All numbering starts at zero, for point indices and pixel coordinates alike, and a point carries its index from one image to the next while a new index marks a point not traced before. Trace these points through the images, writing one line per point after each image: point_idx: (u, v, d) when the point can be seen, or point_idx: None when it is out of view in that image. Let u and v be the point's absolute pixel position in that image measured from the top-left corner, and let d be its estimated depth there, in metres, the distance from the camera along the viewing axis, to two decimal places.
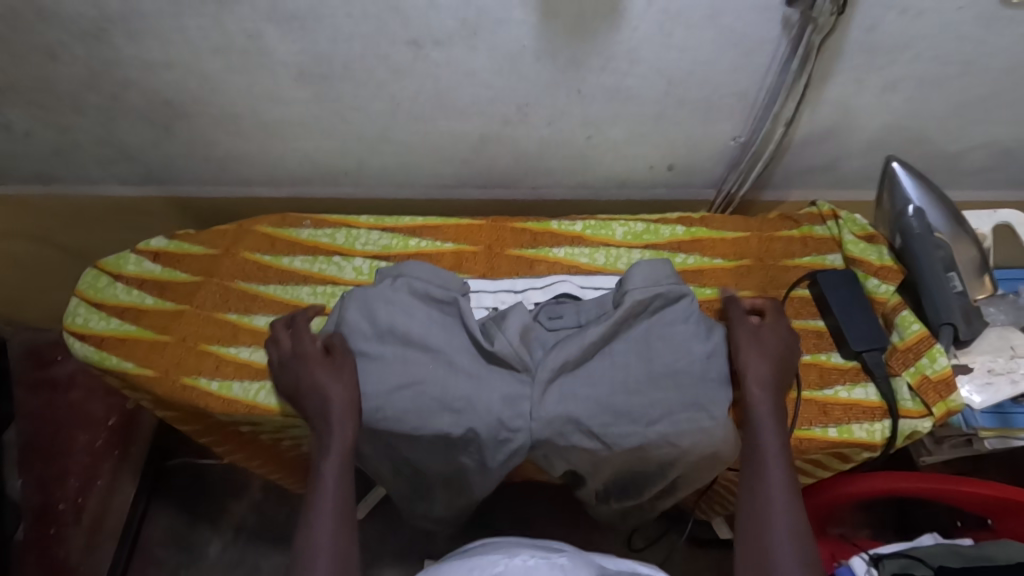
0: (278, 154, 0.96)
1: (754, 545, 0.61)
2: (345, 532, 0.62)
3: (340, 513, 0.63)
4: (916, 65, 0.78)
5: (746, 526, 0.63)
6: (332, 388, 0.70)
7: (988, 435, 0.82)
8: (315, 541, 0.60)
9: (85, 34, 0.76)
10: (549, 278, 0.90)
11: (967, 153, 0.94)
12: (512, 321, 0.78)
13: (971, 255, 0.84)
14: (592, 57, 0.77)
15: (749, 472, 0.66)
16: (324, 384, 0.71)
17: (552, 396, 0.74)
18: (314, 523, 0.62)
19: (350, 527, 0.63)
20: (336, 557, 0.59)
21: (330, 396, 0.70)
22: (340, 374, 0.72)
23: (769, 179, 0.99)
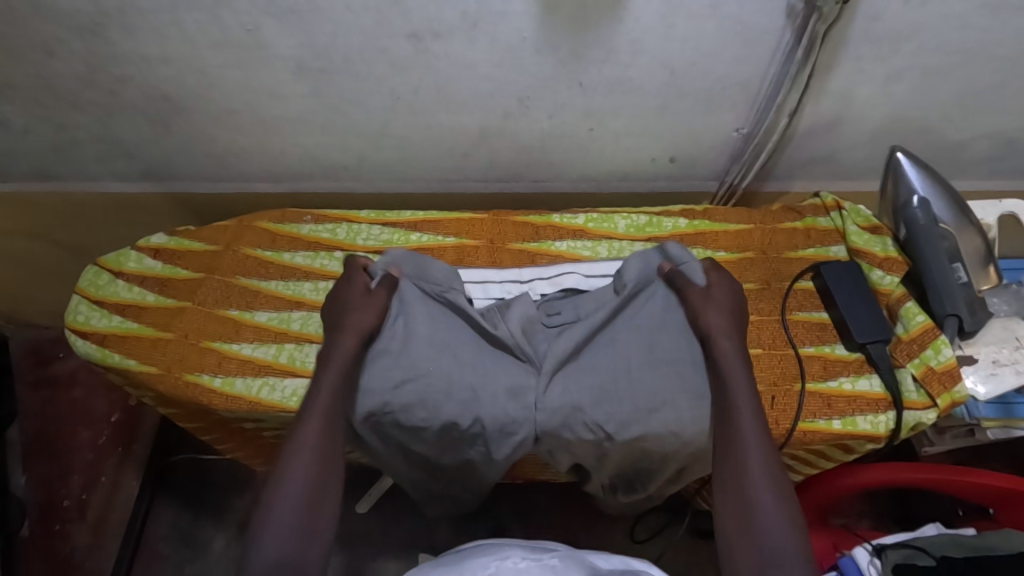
0: (277, 149, 0.95)
1: (733, 495, 0.57)
2: (334, 439, 0.62)
3: (331, 421, 0.63)
4: (921, 54, 0.77)
5: (723, 476, 0.59)
6: (350, 320, 0.72)
7: (992, 426, 0.82)
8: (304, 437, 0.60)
9: (81, 30, 0.76)
10: (557, 267, 0.89)
11: (972, 143, 0.93)
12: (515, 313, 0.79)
13: (976, 246, 0.83)
14: (594, 49, 0.76)
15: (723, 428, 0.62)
16: (346, 313, 0.72)
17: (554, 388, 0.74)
18: (304, 424, 0.62)
19: (336, 440, 0.62)
20: (318, 456, 0.59)
21: (350, 322, 0.71)
22: (359, 310, 0.73)
23: (771, 170, 0.98)
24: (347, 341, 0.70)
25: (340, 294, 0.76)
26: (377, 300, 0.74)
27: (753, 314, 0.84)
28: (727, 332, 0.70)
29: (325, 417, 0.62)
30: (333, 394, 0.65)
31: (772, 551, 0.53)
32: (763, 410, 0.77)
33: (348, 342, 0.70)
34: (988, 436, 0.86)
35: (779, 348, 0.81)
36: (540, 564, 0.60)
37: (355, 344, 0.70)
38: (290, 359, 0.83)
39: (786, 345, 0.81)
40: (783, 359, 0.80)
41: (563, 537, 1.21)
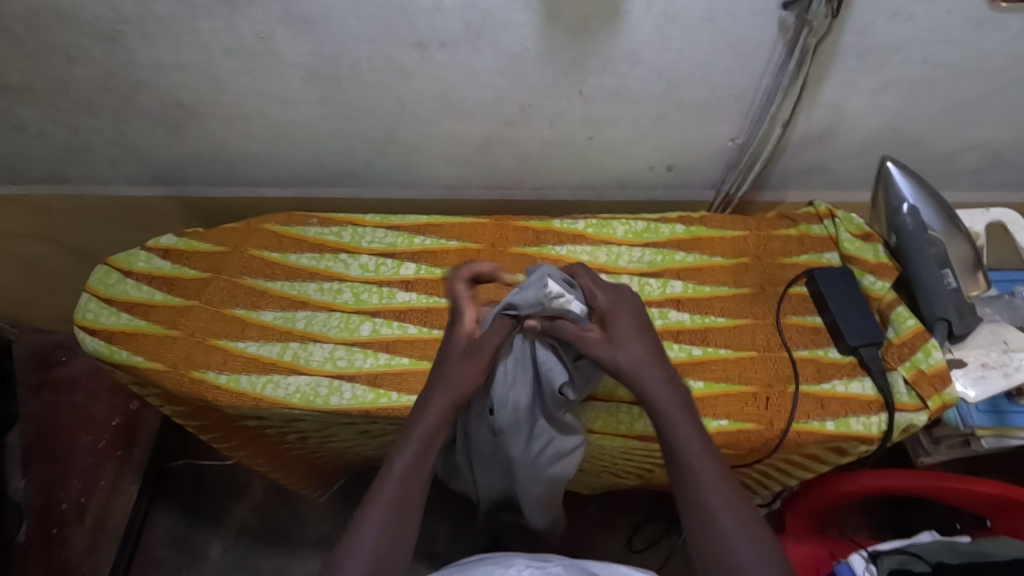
0: (286, 155, 0.98)
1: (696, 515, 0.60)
2: (412, 501, 0.61)
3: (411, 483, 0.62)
4: (909, 67, 0.80)
5: (695, 518, 0.60)
6: (449, 378, 0.68)
7: (986, 434, 0.84)
8: (388, 481, 0.62)
9: (100, 36, 0.79)
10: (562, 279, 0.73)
11: (960, 154, 0.96)
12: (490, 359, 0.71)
13: (965, 253, 0.85)
14: (593, 59, 0.79)
15: (676, 468, 0.63)
16: (448, 366, 0.69)
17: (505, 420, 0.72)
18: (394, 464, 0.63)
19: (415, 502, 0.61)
20: (393, 514, 0.60)
21: (441, 387, 0.68)
22: (469, 369, 0.68)
23: (766, 180, 1.01)
24: (438, 400, 0.67)
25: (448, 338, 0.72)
26: (477, 366, 0.68)
27: (748, 318, 0.86)
28: (646, 361, 0.67)
29: (412, 467, 0.63)
30: (428, 443, 0.65)
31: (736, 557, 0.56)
32: (757, 410, 0.78)
33: (440, 402, 0.67)
34: (983, 445, 0.87)
35: (774, 351, 0.83)
36: (544, 572, 0.68)
37: (448, 408, 0.67)
38: (295, 357, 0.85)
39: (781, 348, 0.83)
40: (777, 362, 0.82)
41: (560, 544, 1.22)
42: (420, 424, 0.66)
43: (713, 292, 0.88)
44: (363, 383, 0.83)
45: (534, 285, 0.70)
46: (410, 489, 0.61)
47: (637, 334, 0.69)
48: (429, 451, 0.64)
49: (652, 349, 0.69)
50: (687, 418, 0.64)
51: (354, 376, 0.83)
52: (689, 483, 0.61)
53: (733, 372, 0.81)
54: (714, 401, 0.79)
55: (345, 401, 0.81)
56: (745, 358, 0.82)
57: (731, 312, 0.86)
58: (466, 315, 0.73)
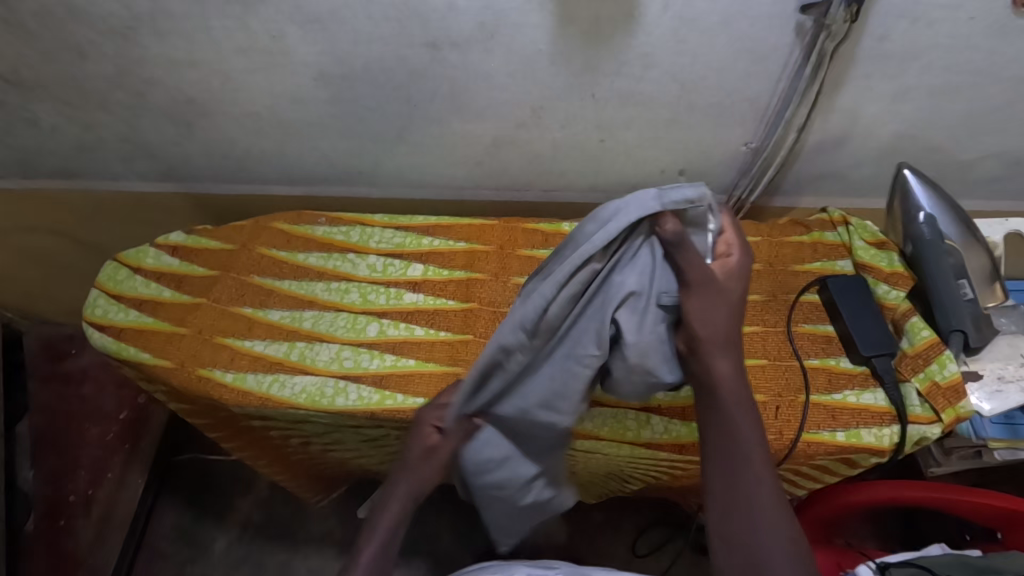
0: (296, 153, 0.98)
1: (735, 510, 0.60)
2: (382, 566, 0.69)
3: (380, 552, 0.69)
4: (929, 73, 0.79)
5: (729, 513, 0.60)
6: (408, 472, 0.73)
7: (999, 446, 0.82)
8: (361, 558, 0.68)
9: (113, 33, 0.79)
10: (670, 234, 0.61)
11: (980, 162, 0.94)
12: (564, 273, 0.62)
13: (981, 263, 0.84)
14: (606, 62, 0.78)
15: (723, 455, 0.62)
16: (407, 457, 0.74)
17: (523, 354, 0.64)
18: (363, 550, 0.69)
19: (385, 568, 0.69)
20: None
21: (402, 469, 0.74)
22: (424, 467, 0.73)
23: (779, 185, 1.00)
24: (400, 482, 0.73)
25: (409, 430, 0.75)
26: (433, 467, 0.73)
27: (758, 325, 0.85)
28: (728, 339, 0.63)
29: (383, 541, 0.70)
30: (395, 519, 0.71)
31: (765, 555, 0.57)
32: (766, 419, 0.77)
33: (402, 489, 0.73)
34: (997, 458, 0.86)
35: (784, 359, 0.82)
36: None
37: (408, 497, 0.73)
38: (301, 357, 0.85)
39: (792, 356, 0.82)
40: (787, 371, 0.81)
41: (564, 548, 1.21)
42: (387, 505, 0.72)
43: None
44: (369, 385, 0.82)
45: (665, 211, 0.61)
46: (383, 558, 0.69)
47: (732, 312, 0.64)
48: (395, 533, 0.71)
49: (732, 327, 0.64)
50: (746, 409, 0.62)
51: (360, 377, 0.83)
52: (735, 474, 0.61)
53: None
54: None
55: (351, 402, 0.81)
56: (755, 366, 0.81)
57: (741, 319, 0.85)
58: (429, 418, 0.74)
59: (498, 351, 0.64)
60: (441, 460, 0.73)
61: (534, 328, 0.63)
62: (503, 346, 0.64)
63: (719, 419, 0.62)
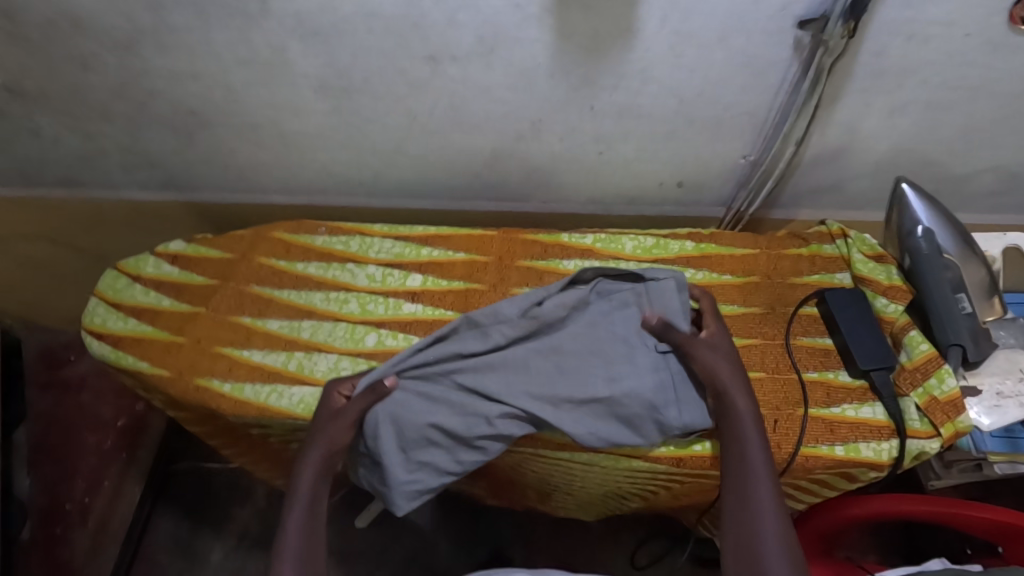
0: (296, 164, 0.98)
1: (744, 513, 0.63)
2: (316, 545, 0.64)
3: (309, 524, 0.65)
4: (925, 88, 0.79)
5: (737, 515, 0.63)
6: (320, 436, 0.72)
7: (998, 459, 0.82)
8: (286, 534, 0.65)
9: (116, 46, 0.79)
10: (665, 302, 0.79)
11: (976, 176, 0.95)
12: (571, 287, 0.81)
13: (980, 277, 0.84)
14: (605, 76, 0.79)
15: (737, 469, 0.67)
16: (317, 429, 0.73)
17: (510, 331, 0.78)
18: (287, 518, 0.66)
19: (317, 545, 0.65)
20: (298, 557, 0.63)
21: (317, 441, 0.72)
22: (334, 429, 0.72)
23: (777, 198, 1.00)
24: (314, 452, 0.70)
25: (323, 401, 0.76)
26: (340, 427, 0.72)
27: (757, 337, 0.85)
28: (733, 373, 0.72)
29: (306, 509, 0.67)
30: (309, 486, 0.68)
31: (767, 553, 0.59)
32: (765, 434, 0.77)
33: (314, 456, 0.70)
34: (996, 471, 0.85)
35: (782, 372, 0.82)
36: None
37: (321, 463, 0.70)
38: (299, 367, 0.85)
39: (790, 369, 0.82)
40: (786, 384, 0.81)
41: (563, 559, 1.20)
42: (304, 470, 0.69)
43: (722, 310, 0.87)
44: None
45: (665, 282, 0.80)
46: (309, 537, 0.65)
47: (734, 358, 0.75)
48: (316, 506, 0.67)
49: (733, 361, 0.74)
50: (756, 426, 0.68)
51: None
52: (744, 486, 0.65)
53: None
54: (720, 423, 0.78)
55: None
56: (753, 379, 0.81)
57: (739, 331, 0.85)
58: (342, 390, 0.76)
59: (491, 325, 0.79)
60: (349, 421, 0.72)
61: (530, 313, 0.79)
62: (500, 315, 0.79)
63: (734, 438, 0.68)
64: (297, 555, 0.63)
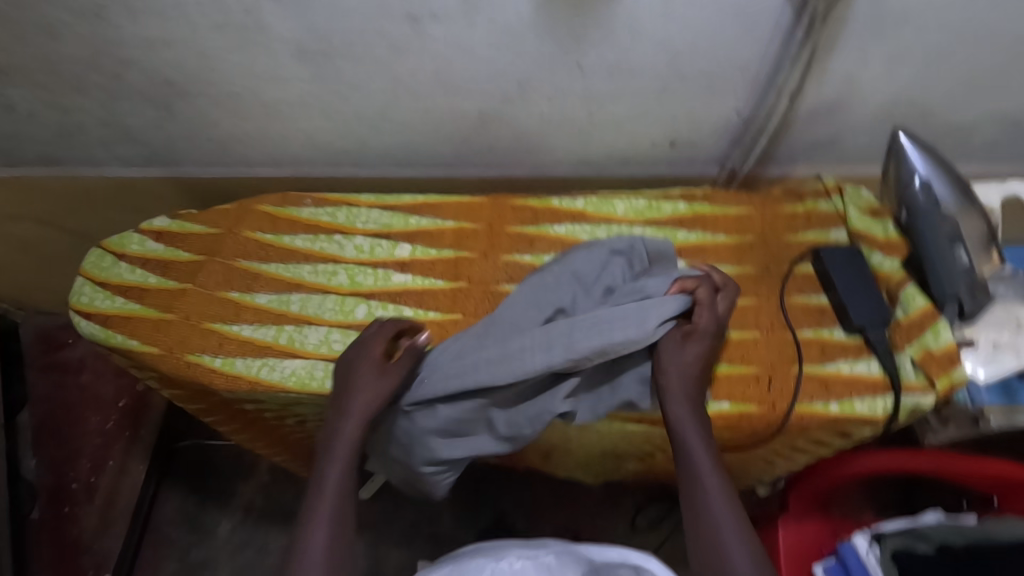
0: (278, 134, 0.96)
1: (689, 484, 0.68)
2: (348, 521, 0.68)
3: (341, 499, 0.69)
4: (924, 33, 0.76)
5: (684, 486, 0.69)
6: (359, 399, 0.72)
7: (997, 415, 0.79)
8: (320, 505, 0.68)
9: (83, 13, 0.76)
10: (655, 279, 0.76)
11: (977, 126, 0.92)
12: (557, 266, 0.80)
13: (979, 229, 0.81)
14: (592, 30, 0.76)
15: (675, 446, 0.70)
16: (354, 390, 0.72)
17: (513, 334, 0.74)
18: (322, 492, 0.69)
19: (349, 523, 0.69)
20: (332, 533, 0.67)
21: (355, 403, 0.72)
22: (377, 390, 0.72)
23: (772, 155, 0.98)
24: (349, 418, 0.71)
25: (354, 358, 0.74)
26: (385, 385, 0.72)
27: (751, 298, 0.84)
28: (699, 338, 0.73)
29: (337, 497, 0.69)
30: (342, 465, 0.70)
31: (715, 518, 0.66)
32: (760, 393, 0.77)
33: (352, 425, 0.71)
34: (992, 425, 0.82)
35: (777, 332, 0.81)
36: (536, 561, 0.73)
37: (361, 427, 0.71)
38: (289, 340, 0.84)
39: (785, 329, 0.81)
40: (780, 343, 0.80)
41: (565, 524, 1.22)
42: (334, 455, 0.70)
43: (715, 271, 0.86)
44: None
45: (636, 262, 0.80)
46: (342, 514, 0.68)
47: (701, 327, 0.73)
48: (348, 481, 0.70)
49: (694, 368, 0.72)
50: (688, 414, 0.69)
51: None
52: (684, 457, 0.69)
53: (733, 353, 0.79)
54: (717, 381, 0.77)
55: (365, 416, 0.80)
56: (747, 340, 0.80)
57: None
58: (378, 349, 0.74)
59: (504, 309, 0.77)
60: (393, 378, 0.72)
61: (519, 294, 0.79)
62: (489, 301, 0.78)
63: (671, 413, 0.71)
64: (330, 531, 0.67)
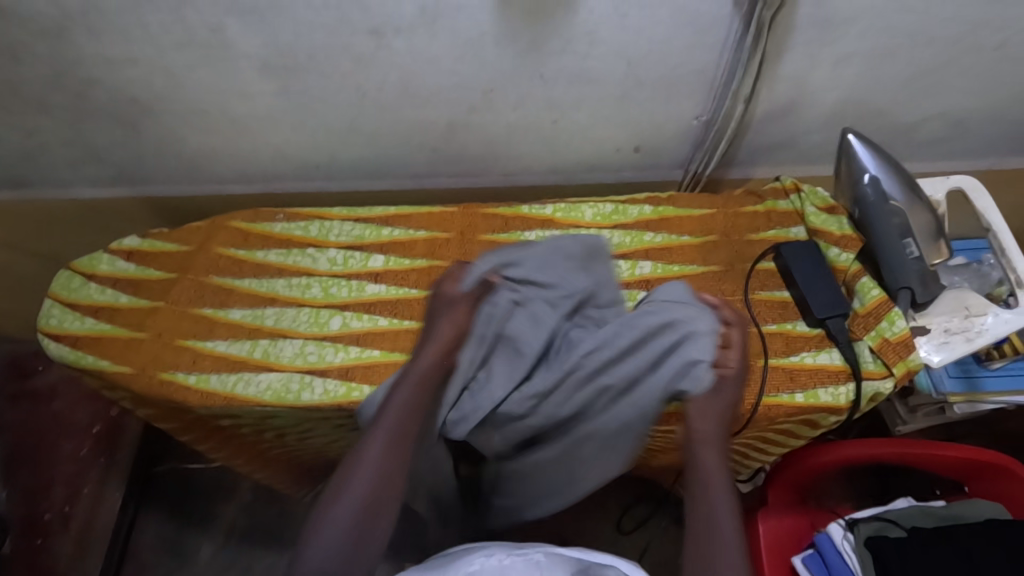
0: (248, 149, 0.96)
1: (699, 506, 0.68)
2: (390, 472, 0.68)
3: (389, 445, 0.70)
4: (865, 37, 0.81)
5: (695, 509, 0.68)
6: (437, 336, 0.76)
7: (958, 400, 0.86)
8: (367, 450, 0.69)
9: (46, 34, 0.77)
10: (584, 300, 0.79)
11: (923, 124, 0.97)
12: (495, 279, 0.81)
13: (928, 223, 0.84)
14: (551, 40, 0.78)
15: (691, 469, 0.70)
16: (436, 320, 0.77)
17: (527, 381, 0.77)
18: (372, 434, 0.70)
19: (395, 471, 0.69)
20: (371, 483, 0.67)
21: (432, 346, 0.75)
22: (448, 328, 0.76)
23: (733, 157, 1.01)
24: (422, 360, 0.75)
25: (438, 301, 0.78)
26: (459, 321, 0.76)
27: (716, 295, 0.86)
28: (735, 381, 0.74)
29: (385, 448, 0.69)
30: (410, 406, 0.72)
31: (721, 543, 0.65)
32: None
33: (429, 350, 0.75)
34: (957, 411, 0.89)
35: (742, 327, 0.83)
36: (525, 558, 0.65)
37: (430, 368, 0.75)
38: (264, 354, 0.84)
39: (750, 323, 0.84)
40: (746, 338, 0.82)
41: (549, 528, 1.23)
42: (404, 386, 0.73)
43: (681, 271, 0.89)
44: (334, 378, 0.82)
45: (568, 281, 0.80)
46: (387, 465, 0.68)
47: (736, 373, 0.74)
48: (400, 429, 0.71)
49: (726, 413, 0.73)
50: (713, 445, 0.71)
51: (325, 371, 0.83)
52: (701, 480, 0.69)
53: None
54: None
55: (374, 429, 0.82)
56: None
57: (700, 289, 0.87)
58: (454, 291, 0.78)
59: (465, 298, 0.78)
60: (467, 312, 0.77)
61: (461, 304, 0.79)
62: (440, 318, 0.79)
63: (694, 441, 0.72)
64: (373, 483, 0.67)
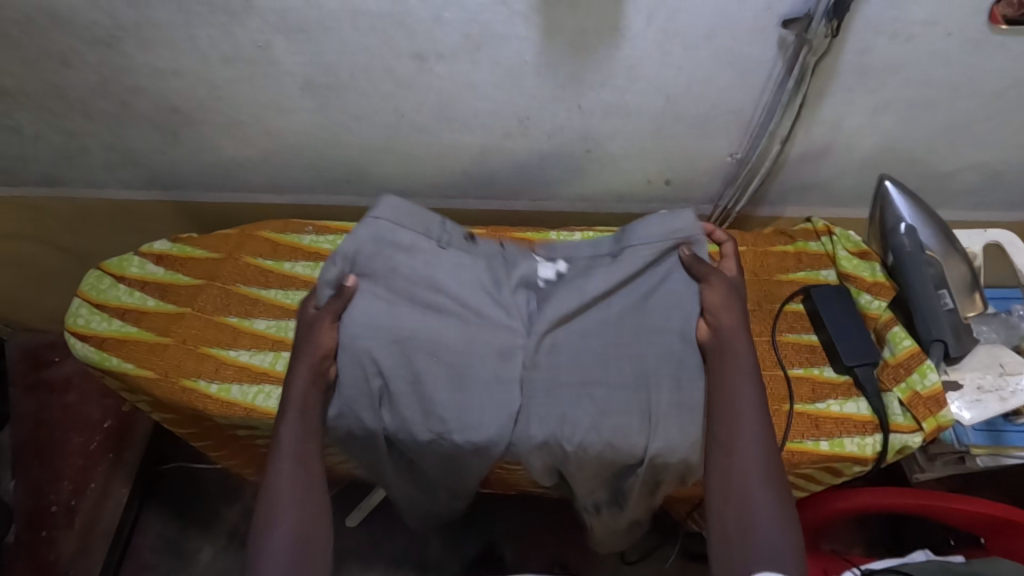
0: (282, 161, 0.97)
1: (723, 458, 0.63)
2: (307, 480, 0.61)
3: (300, 458, 0.63)
4: (908, 86, 0.80)
5: (718, 459, 0.64)
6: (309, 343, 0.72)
7: (981, 453, 0.81)
8: (279, 475, 0.61)
9: (97, 42, 0.78)
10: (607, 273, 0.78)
11: (959, 173, 0.96)
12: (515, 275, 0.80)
13: (961, 273, 0.85)
14: (592, 74, 0.79)
15: (722, 413, 0.67)
16: (302, 344, 0.73)
17: (545, 351, 0.75)
18: (278, 462, 0.62)
19: (314, 484, 0.62)
20: (296, 502, 0.59)
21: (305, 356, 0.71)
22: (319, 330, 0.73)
23: (764, 195, 1.01)
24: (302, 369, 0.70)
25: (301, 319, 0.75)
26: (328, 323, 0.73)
27: (743, 334, 0.85)
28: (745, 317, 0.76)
29: (296, 460, 0.63)
30: (300, 433, 0.65)
31: (758, 501, 0.60)
32: None
33: (293, 418, 0.66)
34: (978, 464, 0.84)
35: (768, 368, 0.83)
36: None
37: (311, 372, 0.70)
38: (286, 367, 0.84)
39: (776, 365, 0.83)
40: (772, 380, 0.82)
41: (553, 555, 1.21)
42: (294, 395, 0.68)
43: None
44: None
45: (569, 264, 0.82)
46: (302, 481, 0.61)
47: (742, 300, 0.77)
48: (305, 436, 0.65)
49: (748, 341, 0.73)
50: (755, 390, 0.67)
51: None
52: (733, 426, 0.65)
53: None
54: None
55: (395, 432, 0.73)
56: None
57: None
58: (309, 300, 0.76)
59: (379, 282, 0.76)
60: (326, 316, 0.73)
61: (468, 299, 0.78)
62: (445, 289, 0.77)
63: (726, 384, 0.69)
64: (291, 499, 0.59)
